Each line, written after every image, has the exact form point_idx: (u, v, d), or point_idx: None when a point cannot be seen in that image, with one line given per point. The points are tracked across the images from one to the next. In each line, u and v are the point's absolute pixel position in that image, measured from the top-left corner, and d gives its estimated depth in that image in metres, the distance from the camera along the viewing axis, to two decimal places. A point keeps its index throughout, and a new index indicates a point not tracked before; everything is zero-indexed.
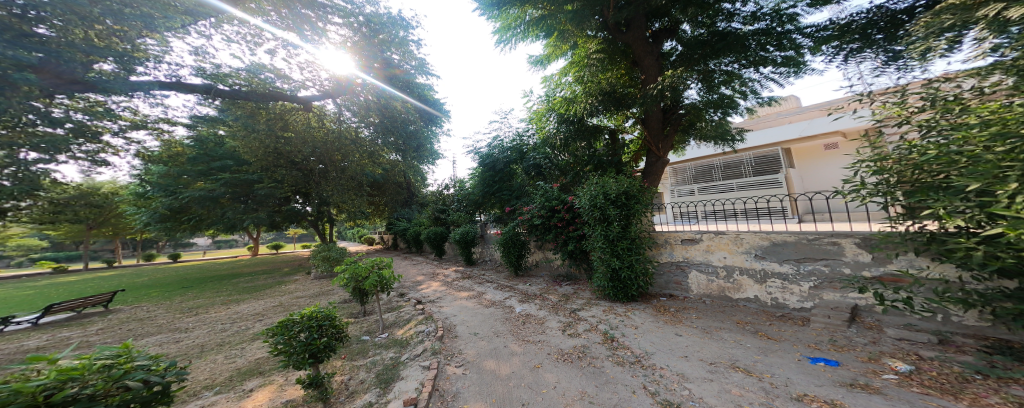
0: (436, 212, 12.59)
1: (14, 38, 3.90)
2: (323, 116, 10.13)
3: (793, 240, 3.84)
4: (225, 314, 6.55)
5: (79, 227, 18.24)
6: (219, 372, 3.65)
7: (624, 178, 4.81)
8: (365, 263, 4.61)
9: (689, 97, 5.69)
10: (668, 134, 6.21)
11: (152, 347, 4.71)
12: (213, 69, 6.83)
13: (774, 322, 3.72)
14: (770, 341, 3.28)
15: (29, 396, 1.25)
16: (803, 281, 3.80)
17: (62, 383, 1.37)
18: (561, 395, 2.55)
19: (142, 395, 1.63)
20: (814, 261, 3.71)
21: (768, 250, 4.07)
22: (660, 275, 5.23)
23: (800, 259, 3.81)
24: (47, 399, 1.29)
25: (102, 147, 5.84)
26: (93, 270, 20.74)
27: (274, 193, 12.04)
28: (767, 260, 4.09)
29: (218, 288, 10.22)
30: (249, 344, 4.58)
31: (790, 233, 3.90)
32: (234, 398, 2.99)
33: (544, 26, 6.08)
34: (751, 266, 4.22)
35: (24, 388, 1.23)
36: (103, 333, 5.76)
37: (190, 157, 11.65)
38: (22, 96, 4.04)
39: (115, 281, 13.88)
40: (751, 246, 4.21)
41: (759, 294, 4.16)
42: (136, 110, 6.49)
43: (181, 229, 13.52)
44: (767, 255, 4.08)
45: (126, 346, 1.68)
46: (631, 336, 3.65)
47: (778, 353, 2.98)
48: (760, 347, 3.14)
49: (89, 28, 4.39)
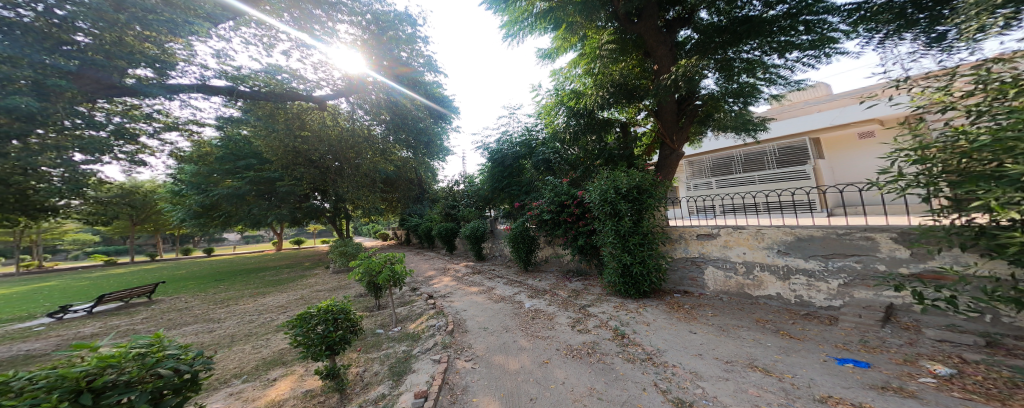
0: (447, 207, 12.80)
1: (53, 46, 4.34)
2: (338, 115, 10.46)
3: (821, 235, 3.65)
4: (252, 306, 6.93)
5: (125, 223, 19.71)
6: (246, 361, 3.88)
7: (636, 172, 4.69)
8: (378, 258, 4.69)
9: (706, 88, 5.47)
10: (683, 126, 6.01)
11: (188, 336, 5.06)
12: (234, 70, 7.09)
13: (798, 321, 3.56)
14: (792, 341, 3.15)
15: (72, 381, 1.38)
16: (831, 277, 3.60)
17: (102, 370, 1.48)
18: (570, 391, 2.56)
19: (174, 382, 1.75)
20: (844, 257, 3.51)
21: (792, 245, 3.89)
22: (674, 271, 5.14)
23: (828, 255, 3.61)
24: (89, 383, 1.42)
25: (140, 148, 6.25)
26: (137, 263, 22.50)
27: (294, 190, 12.53)
28: (791, 256, 3.91)
29: (247, 281, 10.81)
30: (274, 335, 4.84)
31: (818, 227, 3.71)
32: (259, 387, 3.19)
33: (552, 18, 5.90)
34: (773, 262, 4.05)
35: (70, 373, 1.35)
36: (146, 322, 6.25)
37: (218, 157, 12.30)
38: (66, 101, 4.54)
39: (158, 273, 14.96)
40: (773, 242, 4.04)
41: (782, 292, 4.00)
42: (168, 112, 6.87)
43: (213, 225, 14.39)
44: (791, 250, 3.90)
45: (159, 336, 1.80)
46: (642, 333, 3.59)
47: (801, 353, 2.86)
48: (781, 346, 3.03)
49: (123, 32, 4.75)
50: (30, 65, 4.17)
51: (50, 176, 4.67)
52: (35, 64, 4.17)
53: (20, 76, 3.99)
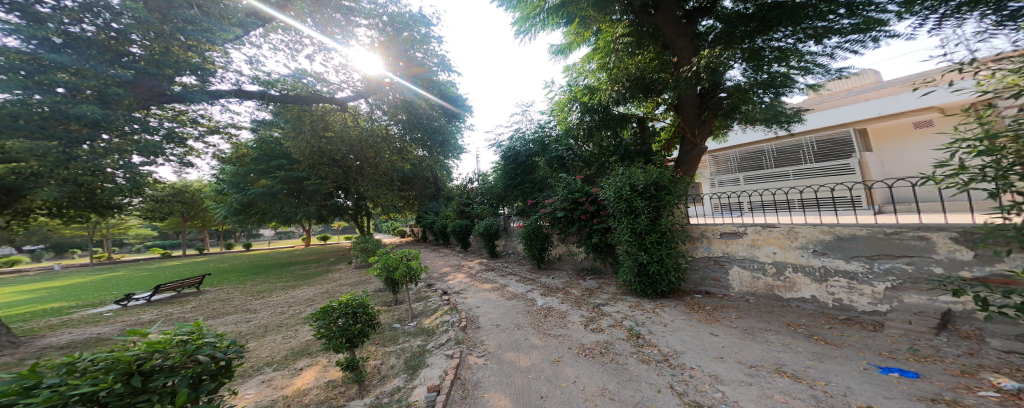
0: (461, 205, 12.99)
1: (114, 58, 4.90)
2: (358, 116, 10.84)
3: (865, 234, 3.38)
4: (284, 298, 7.41)
5: (179, 219, 21.68)
6: (277, 351, 4.16)
7: (654, 168, 4.54)
8: (395, 254, 4.84)
9: (732, 79, 5.16)
10: (706, 120, 5.74)
11: (227, 325, 5.50)
12: (265, 76, 7.55)
13: (836, 326, 3.32)
14: (828, 347, 2.94)
15: (126, 364, 1.54)
16: (878, 281, 3.32)
17: (150, 354, 1.64)
18: (580, 391, 2.54)
19: (210, 369, 1.90)
20: (893, 258, 3.23)
21: (831, 245, 3.62)
22: (695, 271, 4.96)
23: (874, 255, 3.34)
24: (140, 367, 1.58)
25: (188, 150, 6.82)
26: (188, 255, 24.70)
27: (320, 189, 13.17)
28: (829, 256, 3.64)
29: (279, 274, 11.54)
30: (302, 326, 5.15)
31: (861, 226, 3.43)
32: (288, 376, 3.41)
33: (564, 13, 5.77)
34: (809, 262, 3.79)
35: (124, 357, 1.51)
36: (195, 310, 6.84)
37: (254, 157, 13.18)
38: (125, 108, 5.04)
39: (206, 265, 16.32)
40: (809, 241, 3.78)
41: (818, 295, 3.74)
42: (211, 116, 7.43)
43: (251, 221, 15.47)
44: (830, 251, 3.63)
45: (199, 324, 1.95)
46: (658, 333, 3.49)
47: (838, 361, 2.67)
48: (814, 352, 2.84)
49: (172, 41, 5.25)
50: (95, 76, 4.65)
51: (116, 176, 5.06)
52: (98, 75, 4.66)
53: (86, 86, 4.52)
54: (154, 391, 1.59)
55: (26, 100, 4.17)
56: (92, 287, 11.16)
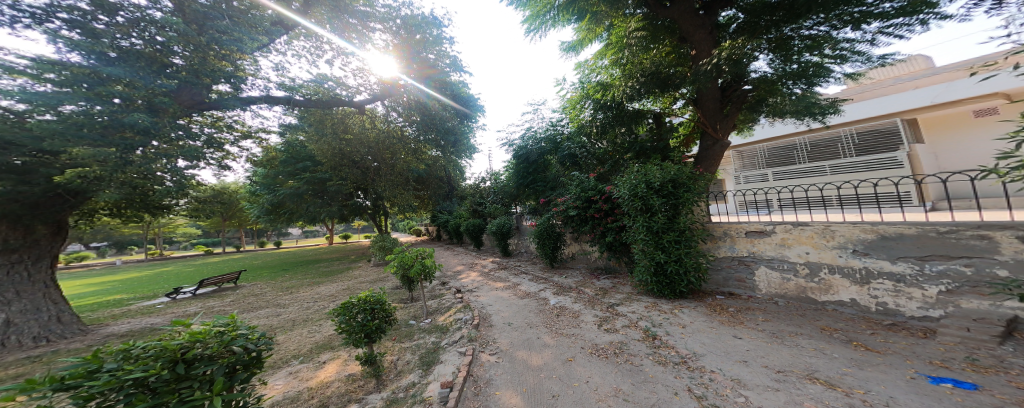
0: (474, 204, 13.11)
1: (160, 69, 5.35)
2: (375, 118, 11.17)
3: (914, 233, 3.10)
4: (309, 294, 7.79)
5: (218, 219, 23.28)
6: (303, 344, 4.38)
7: (671, 165, 4.37)
8: (411, 252, 4.96)
9: (757, 71, 4.87)
10: (728, 114, 5.45)
11: (259, 319, 5.85)
12: (290, 81, 7.93)
13: (878, 332, 3.06)
14: (867, 353, 2.72)
15: (172, 352, 1.66)
16: (928, 284, 3.03)
17: (193, 343, 1.75)
18: (593, 390, 2.49)
19: (244, 359, 2.01)
20: (947, 260, 2.95)
21: (873, 245, 3.34)
22: (717, 271, 4.73)
23: (923, 256, 3.06)
24: (184, 355, 1.70)
25: (225, 154, 7.30)
26: (226, 252, 26.50)
27: (342, 189, 13.70)
28: (872, 257, 3.35)
29: (305, 271, 12.14)
30: (324, 321, 5.39)
31: (908, 224, 3.15)
32: (312, 368, 3.58)
33: (575, 9, 5.66)
34: (847, 264, 3.51)
35: (170, 345, 1.64)
36: (233, 304, 7.34)
37: (282, 160, 13.92)
38: (171, 116, 5.47)
39: (241, 262, 17.44)
40: (847, 241, 3.50)
41: (857, 298, 3.46)
42: (244, 122, 7.91)
43: (280, 221, 16.37)
44: (872, 251, 3.34)
45: (234, 316, 2.06)
46: (676, 335, 3.36)
47: (880, 368, 2.45)
48: (852, 359, 2.63)
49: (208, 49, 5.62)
50: (144, 86, 5.13)
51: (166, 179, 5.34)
52: (146, 86, 5.13)
53: (138, 96, 4.94)
54: (195, 378, 1.71)
55: (88, 110, 4.52)
56: (145, 281, 12.22)
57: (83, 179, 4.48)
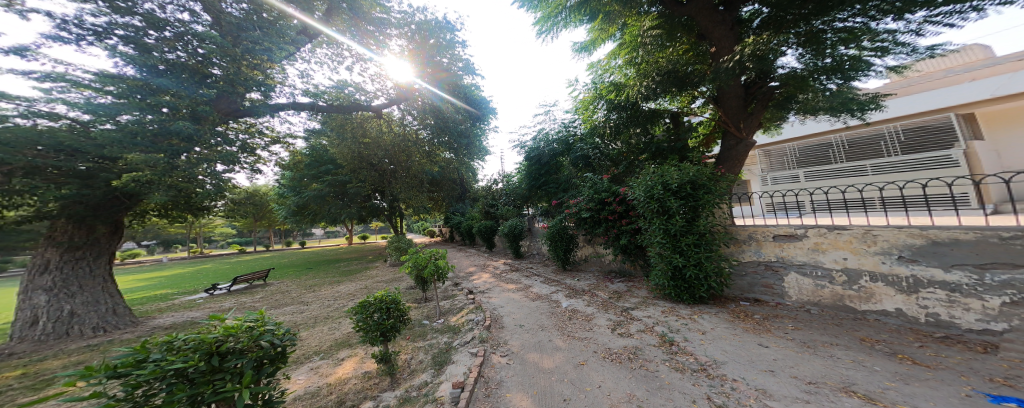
0: (486, 206, 13.19)
1: (201, 79, 5.76)
2: (392, 122, 11.49)
3: (973, 239, 2.79)
4: (329, 292, 8.10)
5: (249, 220, 24.70)
6: (323, 341, 4.54)
7: (690, 166, 4.19)
8: (424, 253, 5.03)
9: (785, 66, 4.59)
10: (753, 112, 5.17)
11: (284, 315, 6.13)
12: (314, 88, 8.31)
13: (930, 345, 2.77)
14: (915, 367, 2.47)
15: (207, 345, 1.75)
16: (990, 294, 2.72)
17: (226, 337, 1.84)
18: (606, 395, 2.41)
19: (271, 354, 2.06)
20: (1011, 269, 2.62)
21: (923, 251, 3.05)
22: (741, 277, 4.48)
23: (984, 264, 2.74)
24: (218, 348, 1.78)
25: (258, 158, 7.75)
26: (257, 251, 28.06)
27: (361, 191, 14.15)
28: (922, 264, 3.06)
29: (327, 270, 12.63)
30: (342, 319, 5.56)
31: (965, 228, 2.85)
32: (330, 365, 3.70)
33: (587, 10, 5.58)
34: (892, 271, 3.22)
35: (206, 338, 1.73)
36: (261, 300, 7.73)
37: (307, 164, 14.59)
38: (210, 123, 5.85)
39: (269, 261, 18.39)
40: (893, 246, 3.21)
41: (904, 308, 3.16)
42: (273, 127, 8.36)
43: (305, 222, 17.15)
44: (922, 258, 3.05)
45: (263, 313, 2.12)
46: (695, 341, 3.20)
47: (929, 384, 2.21)
48: (897, 373, 2.39)
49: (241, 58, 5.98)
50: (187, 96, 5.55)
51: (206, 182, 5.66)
52: (190, 95, 5.53)
53: (183, 105, 5.33)
54: (227, 370, 1.79)
55: (141, 119, 4.94)
56: (187, 277, 13.15)
57: (137, 182, 4.86)
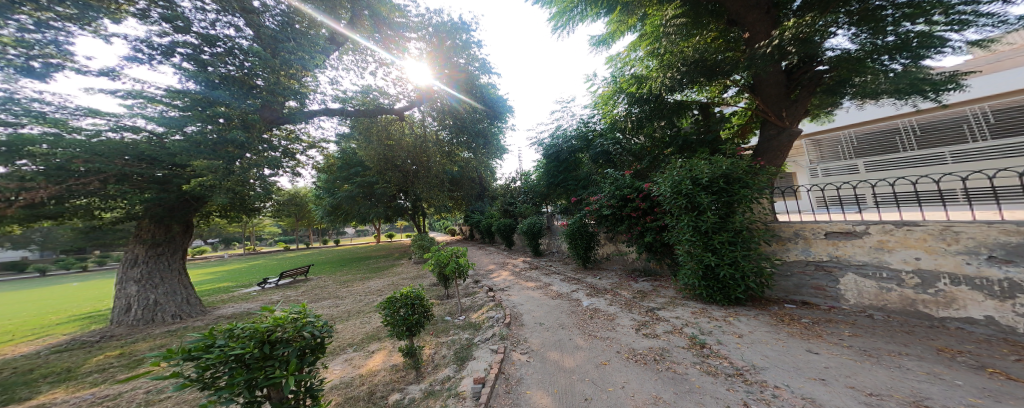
0: (505, 204, 13.26)
1: (248, 91, 6.28)
2: (414, 124, 11.85)
3: None
4: (359, 288, 8.55)
5: (291, 220, 26.64)
6: (356, 333, 4.81)
7: (723, 159, 3.93)
8: (446, 251, 5.15)
9: (835, 48, 4.13)
10: (797, 99, 4.77)
11: (323, 308, 6.57)
12: (344, 94, 8.78)
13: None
14: (1005, 382, 2.14)
15: (261, 333, 1.89)
16: None
17: (275, 327, 1.98)
18: (630, 397, 2.34)
19: (312, 344, 2.18)
20: None
21: (1019, 250, 2.64)
22: (787, 277, 4.13)
23: None
24: (269, 336, 1.94)
25: (297, 163, 8.34)
26: (297, 249, 30.21)
27: (387, 191, 14.75)
28: (1016, 266, 2.65)
29: (358, 267, 13.33)
30: (371, 314, 5.84)
31: None
32: (361, 357, 3.90)
33: (604, 2, 5.42)
34: (979, 273, 2.81)
35: (260, 327, 1.87)
36: (302, 294, 8.34)
37: (338, 166, 15.44)
38: (257, 130, 6.34)
39: (308, 258, 19.74)
40: (982, 244, 2.80)
41: (994, 315, 2.75)
42: (309, 133, 8.91)
43: (338, 221, 18.20)
44: (1016, 257, 2.65)
45: (305, 305, 2.27)
46: (730, 345, 3.00)
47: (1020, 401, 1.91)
48: (980, 388, 2.09)
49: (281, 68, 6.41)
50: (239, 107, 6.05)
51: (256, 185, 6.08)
52: (241, 106, 6.03)
53: (234, 115, 5.84)
54: (277, 357, 1.93)
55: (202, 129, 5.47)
56: (242, 272, 14.53)
57: (201, 186, 5.40)
